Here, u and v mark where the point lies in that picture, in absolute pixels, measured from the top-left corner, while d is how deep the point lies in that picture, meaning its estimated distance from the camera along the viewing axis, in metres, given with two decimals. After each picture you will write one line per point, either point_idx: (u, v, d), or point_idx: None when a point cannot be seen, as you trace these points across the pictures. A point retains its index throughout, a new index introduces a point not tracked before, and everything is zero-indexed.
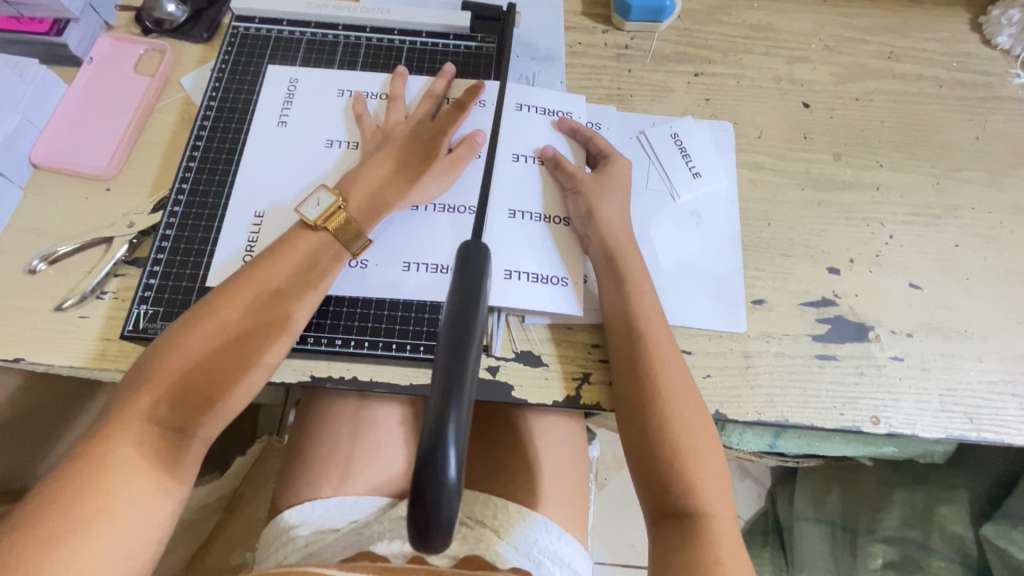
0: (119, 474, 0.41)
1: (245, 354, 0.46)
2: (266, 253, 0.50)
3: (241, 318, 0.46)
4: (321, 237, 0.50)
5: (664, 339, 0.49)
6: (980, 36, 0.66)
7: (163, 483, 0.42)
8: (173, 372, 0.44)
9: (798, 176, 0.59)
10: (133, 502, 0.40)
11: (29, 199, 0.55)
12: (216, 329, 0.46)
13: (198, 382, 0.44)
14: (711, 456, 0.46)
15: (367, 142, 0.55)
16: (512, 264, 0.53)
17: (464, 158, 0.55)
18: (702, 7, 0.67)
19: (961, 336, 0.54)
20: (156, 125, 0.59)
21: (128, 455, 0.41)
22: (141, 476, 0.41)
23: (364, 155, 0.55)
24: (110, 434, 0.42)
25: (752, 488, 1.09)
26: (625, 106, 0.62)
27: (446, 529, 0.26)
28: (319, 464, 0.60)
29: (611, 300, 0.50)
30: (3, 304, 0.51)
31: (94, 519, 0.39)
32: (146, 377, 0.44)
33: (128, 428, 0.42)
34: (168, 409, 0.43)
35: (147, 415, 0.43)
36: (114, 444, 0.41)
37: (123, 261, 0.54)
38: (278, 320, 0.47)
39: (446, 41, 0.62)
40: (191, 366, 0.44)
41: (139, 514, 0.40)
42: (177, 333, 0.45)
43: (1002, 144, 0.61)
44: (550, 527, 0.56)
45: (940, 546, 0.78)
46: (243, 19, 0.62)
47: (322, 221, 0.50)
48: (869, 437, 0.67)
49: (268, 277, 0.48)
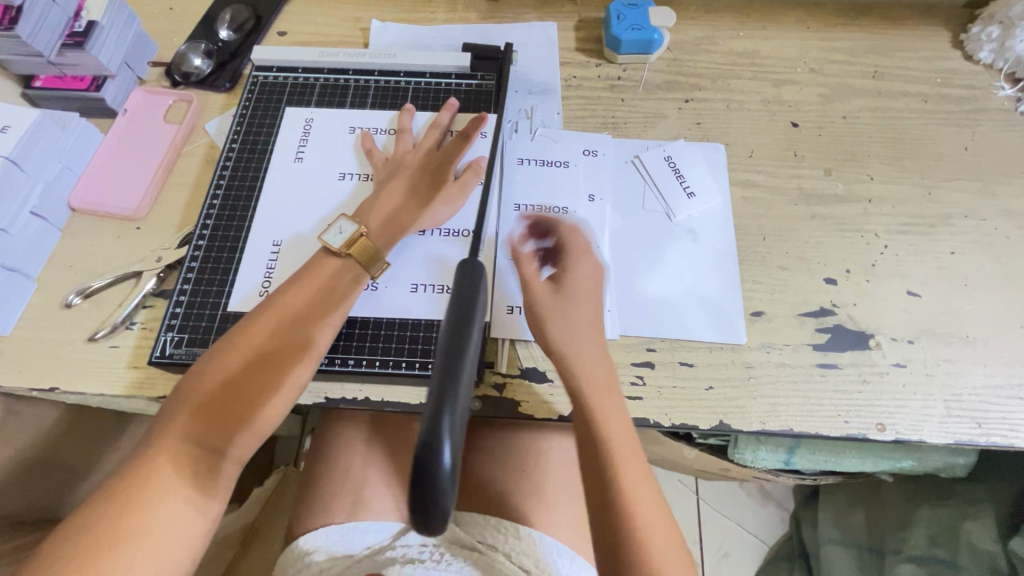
0: (157, 494, 0.43)
1: (274, 376, 0.49)
2: (290, 279, 0.53)
3: (267, 339, 0.49)
4: (348, 264, 0.53)
5: (637, 478, 0.45)
6: (962, 53, 0.69)
7: (201, 503, 0.45)
8: (207, 393, 0.47)
9: (790, 192, 0.61)
10: (171, 524, 0.43)
11: (67, 240, 0.60)
12: (248, 352, 0.49)
13: (232, 403, 0.47)
14: (658, 522, 0.45)
15: (381, 172, 0.59)
16: (513, 299, 0.56)
17: (470, 183, 0.58)
18: (690, 38, 0.70)
19: (963, 342, 0.54)
20: (182, 168, 0.64)
21: (165, 475, 0.44)
22: (178, 496, 0.44)
23: (379, 184, 0.58)
24: (152, 455, 0.44)
25: (775, 513, 1.07)
26: (619, 133, 0.65)
27: (442, 516, 0.27)
28: (334, 490, 0.61)
29: (609, 416, 0.47)
30: (41, 337, 0.55)
31: (134, 538, 0.41)
32: (183, 399, 0.47)
33: (167, 447, 0.45)
34: (203, 429, 0.46)
35: (183, 433, 0.45)
36: (155, 465, 0.44)
37: (151, 293, 0.57)
38: (306, 340, 0.50)
39: (448, 80, 0.66)
40: (226, 388, 0.47)
41: (177, 531, 0.43)
42: (212, 356, 0.49)
43: (990, 153, 0.63)
44: (560, 550, 0.57)
45: (969, 563, 0.75)
46: (262, 68, 0.67)
47: (345, 248, 0.53)
48: (884, 451, 0.65)
49: (292, 300, 0.51)
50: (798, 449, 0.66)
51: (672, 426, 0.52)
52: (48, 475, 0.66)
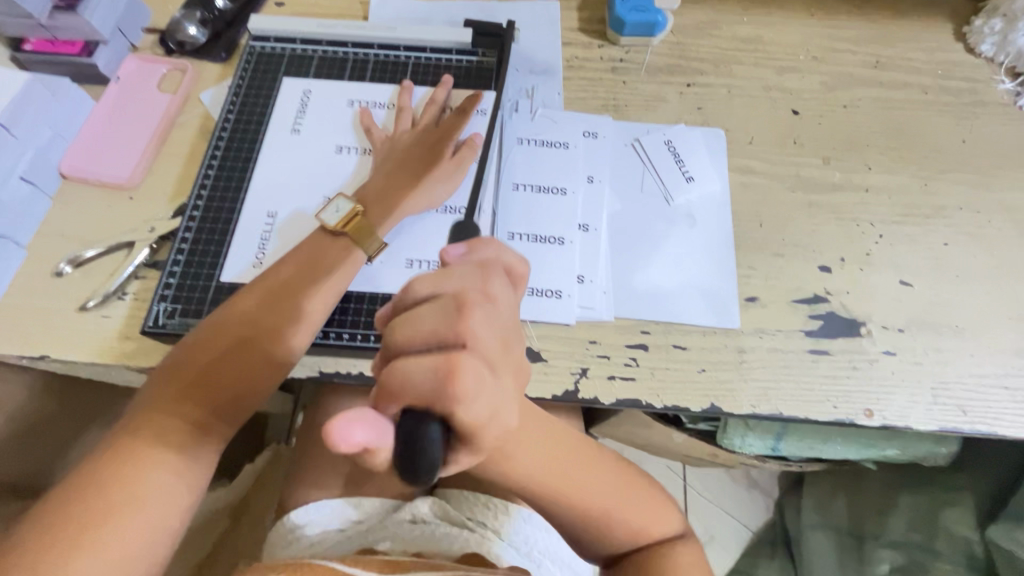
0: (138, 476, 0.43)
1: (263, 352, 0.48)
2: (283, 258, 0.52)
3: (257, 315, 0.49)
4: (344, 243, 0.53)
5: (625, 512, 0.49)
6: (965, 45, 0.69)
7: (184, 482, 0.45)
8: (196, 368, 0.47)
9: (789, 179, 0.62)
10: (161, 497, 0.43)
11: (57, 207, 0.59)
12: (237, 328, 0.48)
13: (208, 386, 0.47)
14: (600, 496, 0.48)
15: (384, 152, 0.58)
16: None
17: (467, 159, 0.58)
18: (694, 22, 0.70)
19: (952, 332, 0.55)
20: (176, 138, 0.63)
21: (155, 448, 0.44)
22: (159, 477, 0.43)
23: (379, 165, 0.57)
24: (141, 429, 0.45)
25: (760, 499, 1.09)
26: (620, 115, 0.65)
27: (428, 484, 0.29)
28: (326, 466, 0.62)
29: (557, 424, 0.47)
30: (31, 305, 0.54)
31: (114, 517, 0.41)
32: (174, 375, 0.47)
33: (158, 420, 0.45)
34: (192, 404, 0.46)
35: (173, 406, 0.46)
36: (144, 437, 0.44)
37: (144, 264, 0.57)
38: (282, 322, 0.49)
39: (449, 56, 0.65)
40: (210, 367, 0.47)
41: (164, 505, 0.43)
42: (203, 332, 0.48)
43: (988, 147, 0.63)
44: (545, 528, 0.59)
45: (946, 549, 0.78)
46: (259, 38, 0.66)
47: (342, 227, 0.53)
48: (868, 438, 0.66)
49: (284, 276, 0.51)
50: (784, 435, 0.66)
51: (664, 408, 0.52)
52: (40, 443, 0.66)
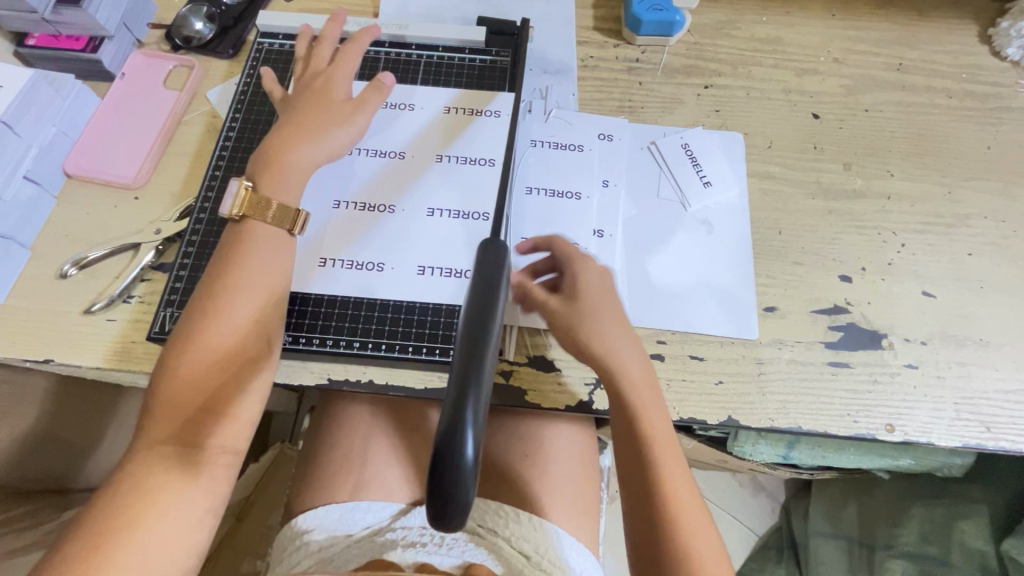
0: (140, 512, 0.40)
1: (244, 364, 0.45)
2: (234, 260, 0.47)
3: (227, 329, 0.45)
4: (250, 225, 0.48)
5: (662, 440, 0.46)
6: (989, 48, 0.67)
7: (192, 503, 0.42)
8: (175, 396, 0.43)
9: (808, 185, 0.60)
10: (168, 523, 0.41)
11: (62, 207, 0.58)
12: (208, 346, 0.44)
13: (203, 415, 0.43)
14: (667, 441, 0.46)
15: (293, 104, 0.52)
16: None
17: (370, 100, 0.53)
18: (712, 22, 0.68)
19: (975, 345, 0.53)
20: (182, 137, 0.62)
21: (153, 475, 0.41)
22: (168, 499, 0.41)
23: (276, 126, 0.52)
24: (136, 463, 0.42)
25: (766, 503, 1.08)
26: (636, 117, 0.63)
27: (461, 508, 0.30)
28: (332, 473, 0.60)
29: (617, 343, 0.47)
30: (35, 308, 0.53)
31: (116, 556, 0.38)
32: (154, 407, 0.43)
33: (147, 453, 0.42)
34: (179, 433, 0.43)
35: (159, 438, 0.42)
36: (140, 469, 0.41)
37: (149, 266, 0.55)
38: (270, 336, 0.47)
39: (461, 55, 0.64)
40: (188, 392, 0.43)
41: (171, 532, 0.41)
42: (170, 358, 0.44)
43: (1013, 154, 0.62)
44: (562, 537, 0.56)
45: (960, 561, 0.77)
46: (268, 35, 0.64)
47: (236, 209, 0.48)
48: (883, 449, 0.65)
49: (248, 281, 0.46)
50: (797, 444, 0.65)
51: (680, 420, 0.51)
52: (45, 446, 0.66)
